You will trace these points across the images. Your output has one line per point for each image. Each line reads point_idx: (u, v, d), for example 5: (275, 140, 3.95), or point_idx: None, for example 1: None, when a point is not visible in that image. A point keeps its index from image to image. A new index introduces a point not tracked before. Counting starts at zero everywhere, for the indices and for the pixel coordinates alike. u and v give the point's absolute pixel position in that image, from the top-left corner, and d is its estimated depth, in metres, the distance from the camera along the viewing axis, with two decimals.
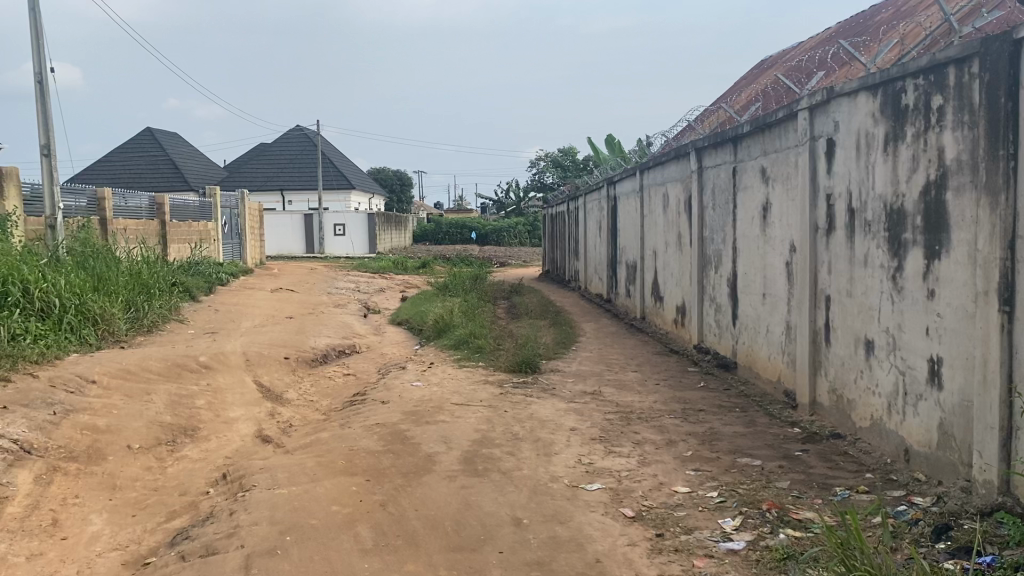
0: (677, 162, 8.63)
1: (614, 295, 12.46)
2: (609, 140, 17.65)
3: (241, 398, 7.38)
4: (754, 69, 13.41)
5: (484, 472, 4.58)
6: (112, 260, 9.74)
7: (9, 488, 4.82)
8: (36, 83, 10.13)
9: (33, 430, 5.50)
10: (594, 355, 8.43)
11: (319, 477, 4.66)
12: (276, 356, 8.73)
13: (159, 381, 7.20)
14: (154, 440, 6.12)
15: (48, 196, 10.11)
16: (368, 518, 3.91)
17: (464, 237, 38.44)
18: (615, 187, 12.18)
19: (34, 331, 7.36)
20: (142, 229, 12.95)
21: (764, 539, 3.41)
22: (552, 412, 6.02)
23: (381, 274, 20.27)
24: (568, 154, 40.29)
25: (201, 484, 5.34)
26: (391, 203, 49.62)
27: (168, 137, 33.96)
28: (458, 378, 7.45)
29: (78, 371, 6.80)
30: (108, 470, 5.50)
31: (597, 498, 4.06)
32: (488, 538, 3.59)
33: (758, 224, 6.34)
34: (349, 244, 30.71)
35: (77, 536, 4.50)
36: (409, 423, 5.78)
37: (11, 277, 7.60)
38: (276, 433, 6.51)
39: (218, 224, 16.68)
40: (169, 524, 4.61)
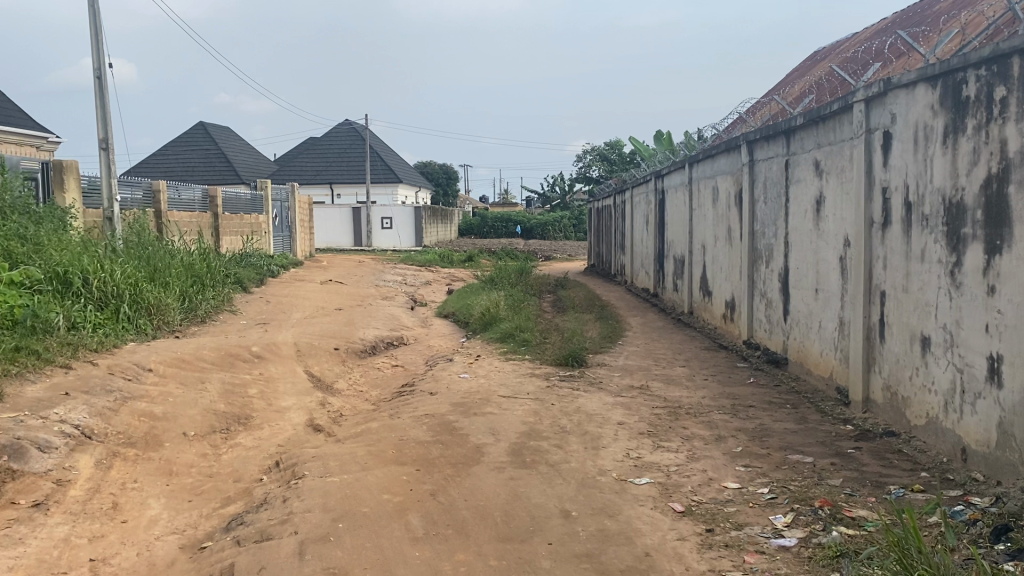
0: (728, 154, 8.52)
1: (660, 290, 12.38)
2: (658, 133, 17.50)
3: (293, 387, 7.51)
4: (807, 61, 13.22)
5: (532, 464, 4.59)
6: (167, 252, 9.96)
7: (71, 472, 4.96)
8: (95, 79, 10.41)
9: (94, 416, 5.66)
10: (641, 350, 8.40)
11: (368, 466, 4.72)
12: (327, 348, 8.87)
13: (214, 370, 7.34)
14: (209, 428, 6.25)
15: (105, 189, 10.36)
16: (418, 507, 3.96)
17: (510, 231, 38.51)
18: (662, 180, 12.10)
19: (93, 320, 7.56)
20: (195, 221, 13.21)
21: (816, 537, 3.37)
22: (599, 406, 6.00)
23: (427, 267, 20.48)
24: (614, 148, 39.97)
25: (255, 471, 5.45)
26: (437, 198, 50.07)
27: (220, 131, 34.61)
28: (505, 371, 7.48)
29: (136, 359, 6.97)
30: (164, 457, 5.64)
31: (646, 493, 4.05)
32: (537, 530, 3.61)
33: (811, 218, 6.25)
34: (397, 238, 30.90)
35: (136, 519, 4.63)
36: (457, 415, 5.83)
37: (72, 268, 7.81)
38: (326, 423, 6.61)
39: (269, 217, 16.96)
40: (224, 510, 4.71)
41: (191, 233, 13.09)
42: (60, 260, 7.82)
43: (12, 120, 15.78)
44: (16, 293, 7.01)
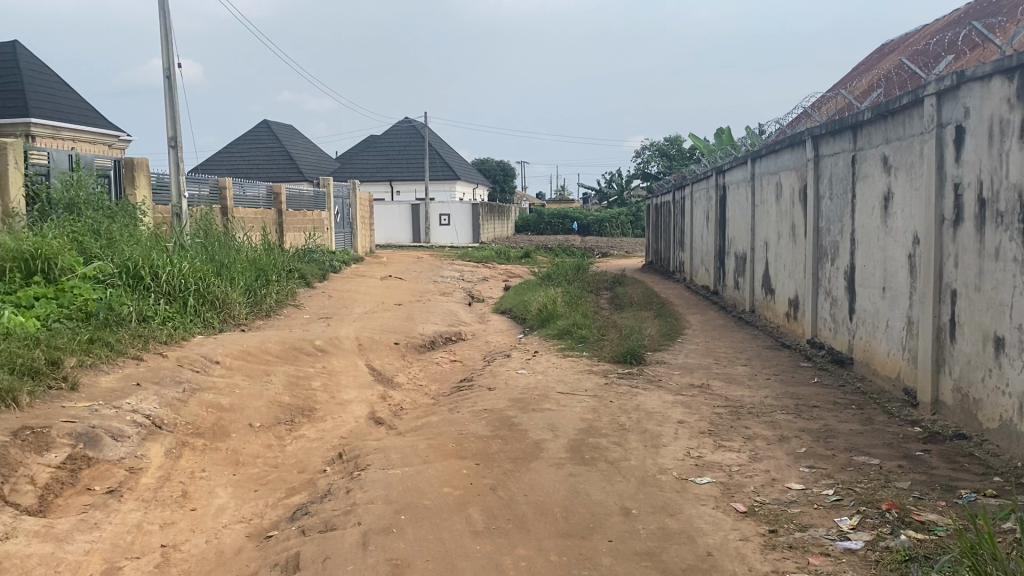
0: (793, 150, 8.36)
1: (721, 288, 12.22)
2: (719, 129, 17.27)
3: (355, 380, 7.64)
4: (875, 54, 12.91)
5: (592, 461, 4.59)
6: (233, 247, 10.20)
7: (143, 460, 5.12)
8: (164, 78, 10.71)
9: (164, 407, 5.83)
10: (702, 348, 8.32)
11: (429, 459, 4.78)
12: (387, 342, 8.99)
13: (278, 362, 7.50)
14: (274, 419, 6.39)
15: (174, 186, 10.65)
16: (479, 501, 3.99)
17: (567, 228, 38.44)
18: (724, 176, 11.94)
19: (163, 314, 7.77)
20: (259, 218, 13.50)
21: (884, 540, 3.29)
22: (659, 404, 5.96)
23: (484, 263, 20.58)
24: (673, 143, 39.64)
25: (318, 463, 5.56)
26: (494, 194, 50.27)
27: (284, 129, 35.26)
28: (563, 367, 7.49)
29: (204, 352, 7.15)
30: (231, 447, 5.78)
31: (708, 492, 4.02)
32: (597, 527, 3.60)
33: (879, 215, 6.10)
34: (454, 234, 31.07)
35: (205, 508, 4.76)
36: (516, 410, 5.85)
37: (142, 263, 8.05)
38: (387, 416, 6.70)
39: (330, 213, 17.23)
40: (289, 500, 4.81)
41: (256, 229, 13.38)
42: (132, 255, 8.05)
43: (86, 119, 16.30)
44: (90, 288, 7.25)
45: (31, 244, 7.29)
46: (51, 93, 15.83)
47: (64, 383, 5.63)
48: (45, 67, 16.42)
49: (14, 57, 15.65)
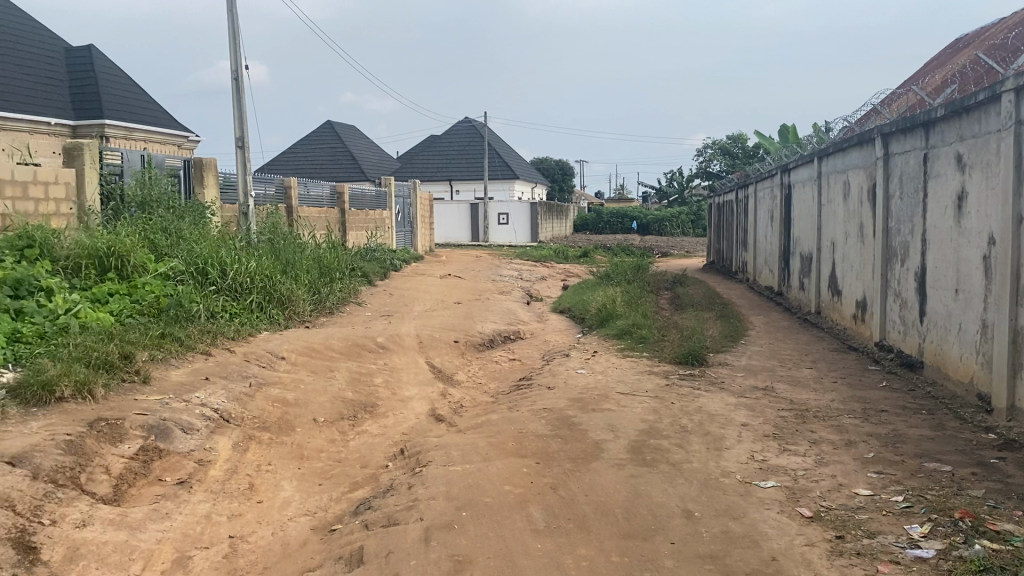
0: (862, 148, 8.17)
1: (786, 288, 11.99)
2: (784, 127, 16.94)
3: (415, 377, 7.72)
4: (949, 49, 12.52)
5: (653, 462, 4.56)
6: (298, 245, 10.40)
7: (211, 453, 5.25)
8: (232, 81, 10.97)
9: (232, 401, 5.97)
10: (766, 350, 8.18)
11: (490, 457, 4.80)
12: (447, 340, 9.06)
13: (341, 359, 7.62)
14: (337, 414, 6.49)
15: (241, 185, 10.90)
16: (539, 500, 3.99)
17: (626, 228, 38.19)
18: (789, 174, 11.72)
19: (230, 310, 7.95)
20: (323, 216, 13.73)
21: (957, 549, 3.20)
22: (722, 406, 5.88)
23: (543, 262, 20.59)
24: (736, 141, 39.10)
25: (380, 458, 5.63)
26: (552, 193, 50.26)
27: (346, 129, 35.79)
28: (623, 367, 7.45)
29: (270, 348, 7.30)
30: (296, 441, 5.89)
31: (772, 496, 3.95)
32: (660, 528, 3.58)
33: (952, 214, 5.93)
34: (512, 234, 31.08)
35: (271, 500, 4.86)
36: (576, 410, 5.84)
37: (211, 261, 8.26)
38: (447, 414, 6.75)
39: (392, 213, 17.43)
40: (352, 494, 4.89)
41: (319, 228, 13.62)
42: (201, 253, 8.27)
43: (158, 120, 16.78)
44: (161, 285, 7.46)
45: (106, 241, 7.54)
46: (124, 95, 16.33)
47: (137, 377, 5.81)
48: (119, 71, 16.96)
49: (90, 60, 16.18)
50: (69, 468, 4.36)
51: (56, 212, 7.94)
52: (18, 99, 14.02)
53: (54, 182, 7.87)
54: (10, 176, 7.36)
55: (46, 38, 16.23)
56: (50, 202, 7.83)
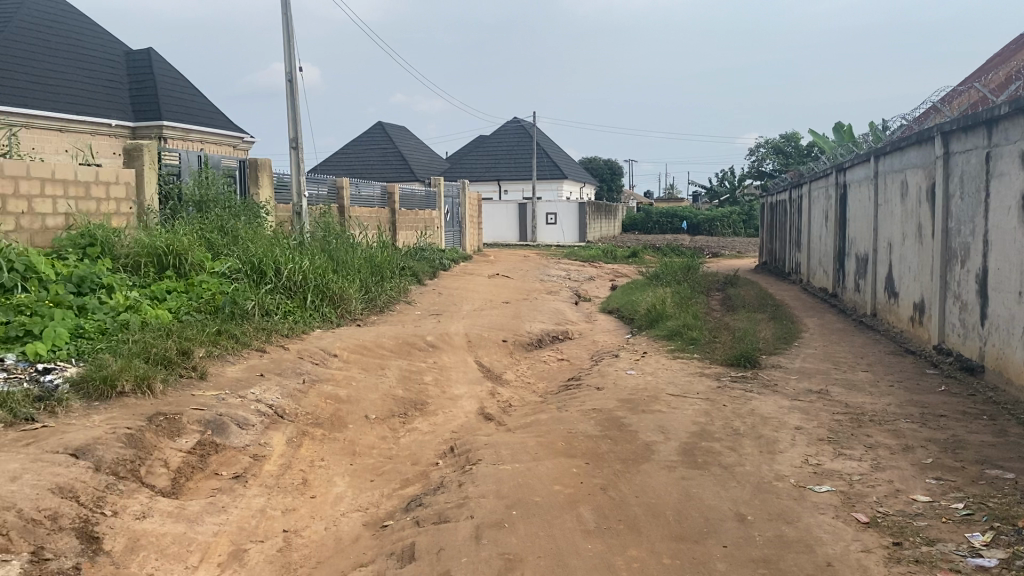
0: (920, 147, 8.00)
1: (840, 290, 11.78)
2: (839, 126, 16.63)
3: (465, 376, 7.76)
4: (1013, 44, 12.16)
5: (705, 465, 4.52)
6: (350, 245, 10.53)
7: (266, 448, 5.35)
8: (286, 82, 11.14)
9: (286, 397, 6.08)
10: (819, 353, 8.05)
11: (540, 456, 4.80)
12: (496, 339, 9.10)
13: (392, 357, 7.70)
14: (388, 412, 6.56)
15: (294, 185, 11.06)
16: (590, 500, 3.99)
17: (676, 228, 37.87)
18: (845, 174, 11.51)
19: (284, 308, 8.07)
20: (374, 216, 13.88)
21: (1021, 559, 3.11)
22: (775, 409, 5.80)
23: (592, 262, 20.52)
24: (790, 140, 38.51)
25: (430, 455, 5.68)
26: (601, 193, 50.08)
27: (397, 130, 36.12)
28: (673, 369, 7.40)
29: (323, 345, 7.41)
30: (348, 437, 5.97)
31: (827, 501, 3.89)
32: (712, 531, 3.55)
33: (1016, 215, 5.76)
34: (560, 234, 31.00)
35: (324, 495, 4.93)
36: (626, 411, 5.82)
37: (266, 259, 8.40)
38: (496, 413, 6.77)
39: (441, 213, 17.54)
40: (403, 491, 4.94)
41: (370, 227, 13.77)
42: (256, 252, 8.42)
43: (214, 121, 17.12)
44: (217, 283, 7.62)
45: (164, 240, 7.72)
46: (182, 96, 16.68)
47: (194, 372, 5.94)
48: (177, 74, 17.34)
49: (149, 62, 16.56)
50: (129, 461, 4.48)
51: (117, 211, 8.16)
52: (80, 102, 14.42)
53: (115, 182, 8.07)
54: (73, 177, 7.57)
55: (107, 42, 16.67)
56: (111, 202, 8.04)
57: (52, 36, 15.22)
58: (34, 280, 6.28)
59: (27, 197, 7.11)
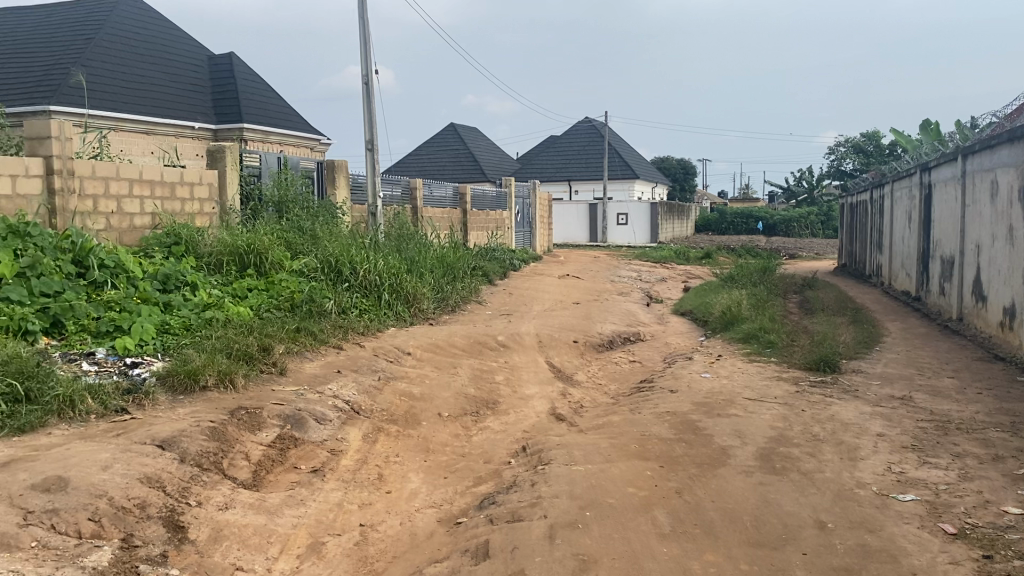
0: (1012, 145, 7.68)
1: (924, 293, 11.40)
2: (924, 123, 16.09)
3: (536, 376, 7.77)
4: None
5: (783, 471, 4.43)
6: (423, 244, 10.66)
7: (343, 443, 5.45)
8: (362, 85, 11.34)
9: (362, 393, 6.19)
10: (902, 358, 7.81)
11: (613, 458, 4.78)
12: (567, 340, 9.09)
13: (464, 355, 7.76)
14: (461, 410, 6.61)
15: (370, 187, 11.25)
16: (665, 503, 3.95)
17: (751, 228, 37.20)
18: (930, 173, 11.14)
19: (359, 306, 8.21)
20: (446, 216, 14.01)
21: None
22: (856, 415, 5.65)
23: (664, 263, 20.33)
24: (871, 138, 37.47)
25: (503, 454, 5.70)
26: (674, 192, 49.56)
27: (469, 131, 36.40)
28: (749, 372, 7.27)
29: (397, 344, 7.52)
30: (422, 434, 6.04)
31: (912, 510, 3.77)
32: (791, 538, 3.48)
33: None
34: (632, 234, 30.79)
35: (399, 491, 5.00)
36: (701, 414, 5.74)
37: (342, 258, 8.56)
38: (568, 413, 6.76)
39: (512, 213, 17.60)
40: (477, 489, 4.98)
41: (443, 227, 13.90)
42: (333, 252, 8.60)
43: (292, 124, 17.51)
44: (296, 281, 7.82)
45: (246, 240, 7.94)
46: (261, 99, 17.12)
47: (274, 368, 6.10)
48: (257, 77, 17.81)
49: (230, 66, 17.04)
50: (213, 453, 4.62)
51: (200, 211, 8.43)
52: (166, 106, 14.92)
53: (199, 183, 8.34)
54: (159, 177, 7.85)
55: (191, 48, 17.23)
56: (195, 202, 8.32)
57: (139, 43, 15.81)
58: (123, 278, 6.54)
59: (117, 197, 7.40)
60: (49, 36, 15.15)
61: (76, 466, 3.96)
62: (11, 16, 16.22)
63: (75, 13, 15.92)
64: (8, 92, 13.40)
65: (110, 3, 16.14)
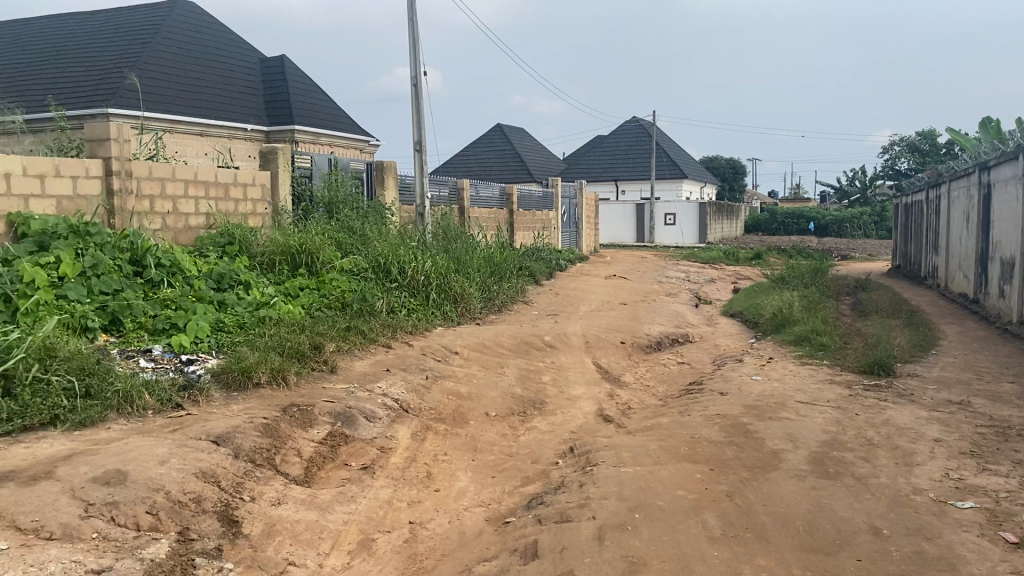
0: None
1: (982, 295, 11.11)
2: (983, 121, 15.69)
3: (583, 377, 7.75)
4: None
5: (836, 475, 4.36)
6: (470, 245, 10.71)
7: (392, 441, 5.51)
8: (411, 86, 11.44)
9: (410, 392, 6.24)
10: (960, 362, 7.62)
11: (662, 461, 4.75)
12: (614, 341, 9.06)
13: (511, 355, 7.79)
14: (508, 410, 6.63)
15: (418, 188, 11.34)
16: (715, 506, 3.92)
17: (802, 228, 36.62)
18: (989, 172, 10.86)
19: (408, 306, 8.28)
20: (493, 216, 14.05)
21: None
22: (911, 420, 5.54)
23: (712, 264, 20.13)
24: (927, 136, 36.65)
25: (551, 455, 5.70)
26: (723, 191, 49.02)
27: (515, 131, 36.46)
28: (800, 375, 7.17)
29: (445, 343, 7.57)
30: (470, 433, 6.07)
31: (971, 518, 3.69)
32: (845, 544, 3.42)
33: None
34: (679, 235, 30.54)
35: (447, 489, 5.03)
36: (751, 417, 5.68)
37: (392, 258, 8.64)
38: (616, 414, 6.73)
39: (559, 213, 17.58)
40: (524, 489, 4.99)
41: (489, 227, 13.95)
42: (382, 251, 8.68)
43: (342, 125, 17.71)
44: (346, 281, 7.91)
45: (297, 240, 8.06)
46: (312, 101, 17.35)
47: (325, 366, 6.18)
48: (308, 80, 18.05)
49: (282, 69, 17.31)
50: (266, 449, 4.70)
51: (253, 212, 8.58)
52: (219, 109, 15.20)
53: (252, 184, 8.49)
54: (214, 178, 8.01)
55: (244, 51, 17.54)
56: (248, 203, 8.47)
57: (194, 47, 16.16)
58: (179, 277, 6.69)
59: (173, 198, 7.57)
60: (109, 40, 15.56)
61: (134, 460, 4.06)
62: (72, 22, 16.70)
63: (132, 18, 16.33)
64: (69, 96, 13.79)
65: (166, 8, 16.52)
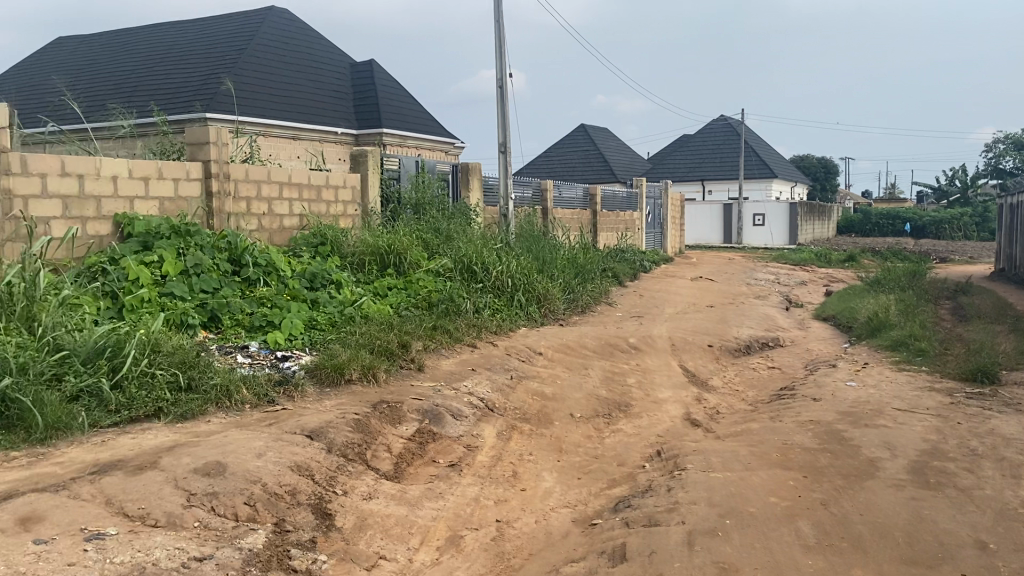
0: None
1: None
2: None
3: (669, 380, 7.67)
4: None
5: (938, 486, 4.20)
6: (554, 246, 10.73)
7: (478, 439, 5.57)
8: (497, 88, 11.52)
9: (495, 391, 6.29)
10: None
11: (753, 466, 4.66)
12: (701, 344, 8.93)
13: (595, 357, 7.76)
14: (593, 411, 6.61)
15: (502, 189, 11.41)
16: (809, 514, 3.83)
17: (897, 229, 35.35)
18: None
19: (493, 306, 8.34)
20: (576, 217, 14.03)
21: None
22: (1019, 430, 5.29)
23: (802, 266, 19.63)
24: None
25: (637, 458, 5.66)
26: (814, 191, 47.72)
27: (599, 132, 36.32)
28: (898, 381, 6.93)
29: (530, 343, 7.60)
30: (555, 434, 6.07)
31: None
32: (948, 557, 3.30)
33: None
34: (768, 235, 29.85)
35: (534, 489, 5.05)
36: (846, 424, 5.52)
37: (477, 259, 8.72)
38: (703, 419, 6.63)
39: (643, 214, 17.43)
40: (611, 491, 4.96)
41: (573, 228, 13.94)
42: (467, 252, 8.77)
43: (428, 128, 17.97)
44: (433, 281, 8.03)
45: (386, 241, 8.22)
46: (400, 104, 17.66)
47: (412, 365, 6.28)
48: (396, 83, 18.38)
49: (371, 73, 17.68)
50: (357, 444, 4.81)
51: (344, 213, 8.80)
52: (310, 112, 15.62)
53: (342, 186, 8.71)
54: (307, 180, 8.24)
55: (334, 56, 17.99)
56: (339, 205, 8.69)
57: (287, 53, 16.67)
58: (274, 276, 6.91)
59: (268, 199, 7.82)
60: (207, 47, 16.18)
61: (233, 453, 4.21)
62: (174, 30, 17.42)
63: (230, 26, 16.95)
64: (170, 101, 14.40)
65: (261, 16, 17.08)
